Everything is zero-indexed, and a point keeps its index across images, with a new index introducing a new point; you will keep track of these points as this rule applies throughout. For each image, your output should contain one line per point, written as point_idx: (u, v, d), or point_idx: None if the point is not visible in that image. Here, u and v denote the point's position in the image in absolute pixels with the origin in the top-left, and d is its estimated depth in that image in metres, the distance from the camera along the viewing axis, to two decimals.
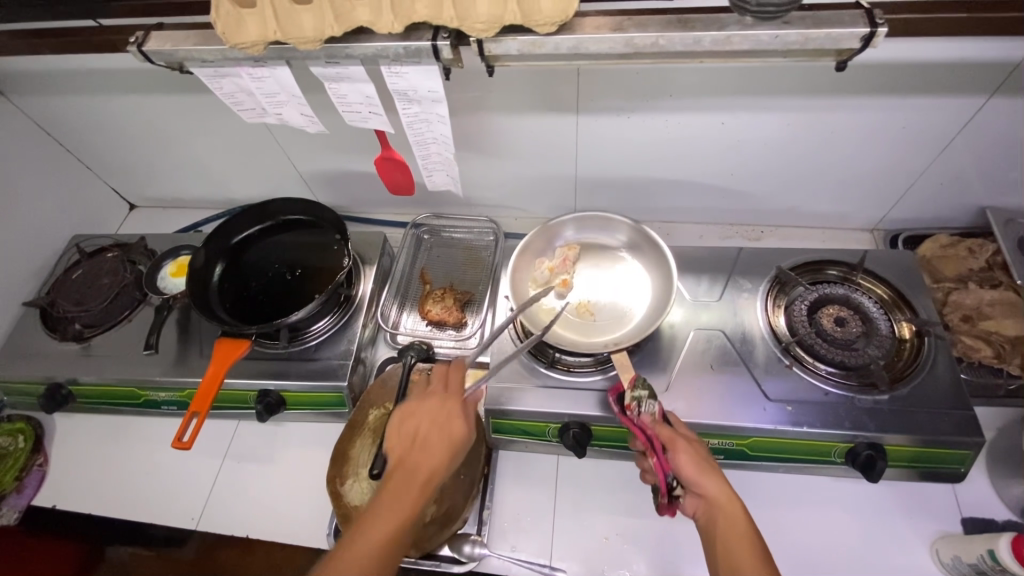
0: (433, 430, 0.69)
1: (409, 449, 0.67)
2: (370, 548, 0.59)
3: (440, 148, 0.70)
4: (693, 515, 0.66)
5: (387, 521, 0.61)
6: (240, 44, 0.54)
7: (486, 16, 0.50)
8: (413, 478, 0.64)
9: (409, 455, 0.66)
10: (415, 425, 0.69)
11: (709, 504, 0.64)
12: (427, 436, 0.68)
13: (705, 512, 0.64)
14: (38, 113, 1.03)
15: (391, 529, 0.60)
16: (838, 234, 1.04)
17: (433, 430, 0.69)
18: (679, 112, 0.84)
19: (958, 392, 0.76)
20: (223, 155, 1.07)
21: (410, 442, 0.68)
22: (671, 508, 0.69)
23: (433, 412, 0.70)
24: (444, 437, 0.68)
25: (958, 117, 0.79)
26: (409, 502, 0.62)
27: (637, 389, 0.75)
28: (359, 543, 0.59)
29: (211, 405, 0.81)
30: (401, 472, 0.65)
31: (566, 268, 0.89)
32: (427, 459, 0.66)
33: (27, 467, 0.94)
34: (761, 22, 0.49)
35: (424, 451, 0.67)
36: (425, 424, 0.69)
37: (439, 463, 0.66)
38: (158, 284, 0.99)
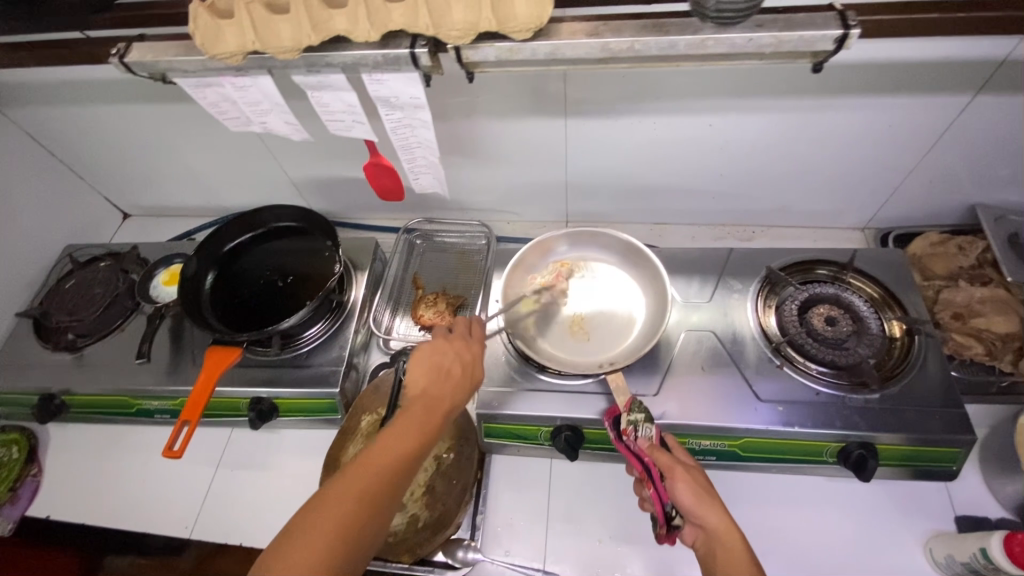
0: (456, 365, 0.68)
1: (431, 380, 0.66)
2: (387, 462, 0.58)
3: (425, 153, 0.70)
4: (692, 546, 0.63)
5: (407, 441, 0.60)
6: (219, 55, 0.55)
7: (461, 24, 0.51)
8: (434, 408, 0.63)
9: (431, 386, 0.65)
10: (438, 358, 0.68)
11: (708, 536, 0.61)
12: (451, 371, 0.67)
13: (704, 545, 0.61)
14: (29, 125, 1.03)
15: (410, 451, 0.60)
16: (830, 233, 1.04)
17: (457, 365, 0.68)
18: (666, 114, 0.84)
19: (949, 391, 0.76)
20: (215, 163, 1.08)
21: (432, 373, 0.67)
22: (671, 539, 0.65)
23: (456, 349, 0.69)
24: (465, 376, 0.68)
25: (943, 115, 0.79)
26: (429, 429, 0.62)
27: (633, 412, 0.74)
28: (375, 456, 0.58)
29: (202, 413, 0.81)
30: (423, 400, 0.64)
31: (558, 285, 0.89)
32: (449, 394, 0.65)
33: (22, 477, 0.94)
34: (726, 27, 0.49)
35: (447, 384, 0.66)
36: (449, 359, 0.68)
37: (459, 400, 0.66)
38: (151, 293, 0.99)
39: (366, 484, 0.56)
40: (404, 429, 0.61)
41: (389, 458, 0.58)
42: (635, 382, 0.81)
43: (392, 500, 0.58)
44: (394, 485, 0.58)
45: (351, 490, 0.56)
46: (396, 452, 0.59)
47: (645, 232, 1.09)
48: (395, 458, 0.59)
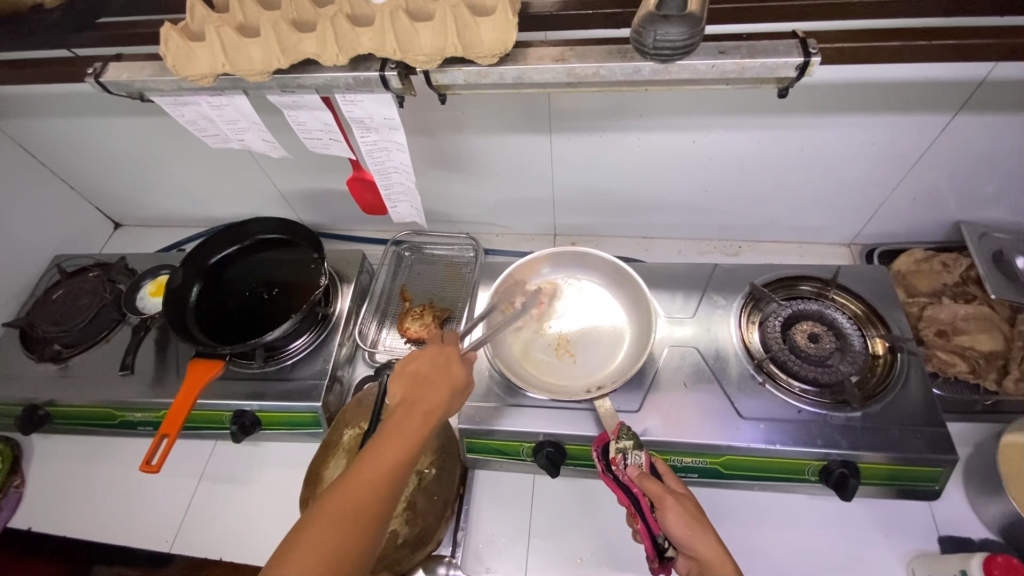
0: (434, 371, 0.68)
1: (410, 389, 0.66)
2: (373, 473, 0.58)
3: (401, 177, 0.71)
4: None
5: (392, 448, 0.59)
6: (190, 76, 0.55)
7: (428, 49, 0.52)
8: (416, 412, 0.63)
9: (412, 393, 0.65)
10: (415, 368, 0.68)
11: (702, 566, 0.60)
12: (428, 377, 0.67)
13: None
14: (18, 136, 1.04)
15: (396, 458, 0.59)
16: (816, 249, 1.04)
17: (433, 370, 0.68)
18: (648, 131, 0.85)
19: (932, 410, 0.76)
20: (204, 174, 1.08)
21: (411, 382, 0.67)
22: (665, 570, 0.65)
23: (433, 356, 0.69)
24: (445, 378, 0.67)
25: (924, 134, 0.79)
26: (414, 433, 0.61)
27: (621, 439, 0.72)
28: (362, 469, 0.58)
29: (181, 427, 0.81)
30: (404, 408, 0.63)
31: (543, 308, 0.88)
32: (430, 396, 0.65)
33: (5, 488, 0.93)
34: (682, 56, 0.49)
35: (427, 390, 0.66)
36: (427, 367, 0.68)
37: (443, 401, 0.65)
38: (137, 304, 0.99)
39: (354, 498, 0.56)
40: (388, 438, 0.60)
41: (375, 469, 0.58)
42: (619, 399, 0.81)
43: (383, 508, 0.57)
44: (383, 494, 0.58)
45: (338, 505, 0.56)
46: (381, 461, 0.58)
47: (631, 246, 1.09)
48: (381, 468, 0.58)
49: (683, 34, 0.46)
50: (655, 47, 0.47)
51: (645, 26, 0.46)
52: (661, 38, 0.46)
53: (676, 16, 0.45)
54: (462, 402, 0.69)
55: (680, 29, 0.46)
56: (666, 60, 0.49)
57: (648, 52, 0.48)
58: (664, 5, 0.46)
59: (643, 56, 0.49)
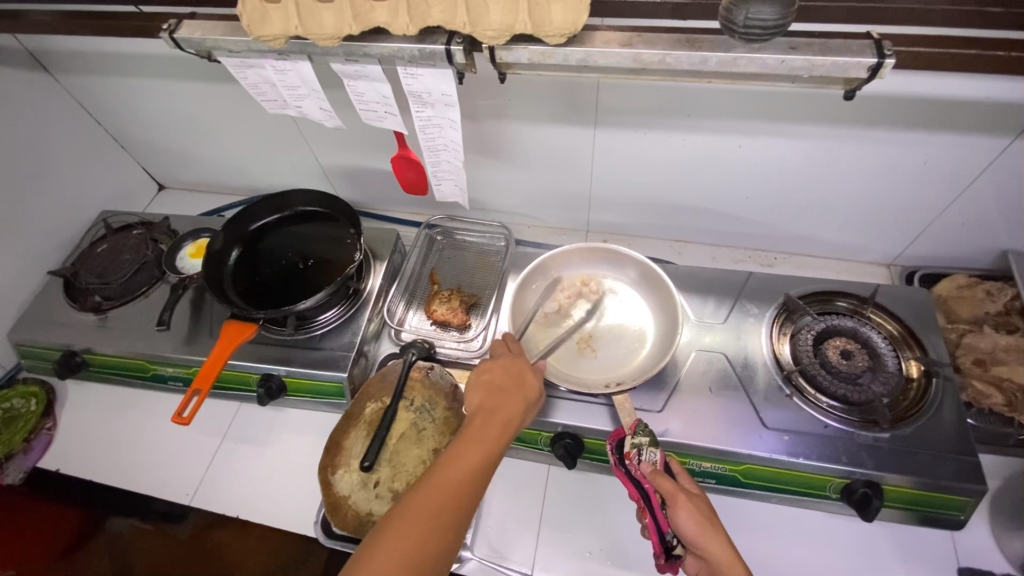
0: (510, 382, 0.69)
1: (487, 398, 0.67)
2: (456, 479, 0.59)
3: (450, 156, 0.72)
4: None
5: (471, 455, 0.61)
6: (262, 37, 0.57)
7: (497, 24, 0.52)
8: (494, 421, 0.64)
9: (489, 402, 0.67)
10: (489, 376, 0.70)
11: (712, 567, 0.60)
12: (504, 386, 0.69)
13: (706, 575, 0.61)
14: (79, 92, 1.08)
15: (476, 467, 0.61)
16: (854, 266, 1.02)
17: (509, 381, 0.69)
18: (695, 132, 0.84)
19: (964, 438, 0.74)
20: (249, 144, 1.11)
21: (487, 390, 0.68)
22: (671, 569, 0.65)
23: (507, 366, 0.71)
24: (520, 390, 0.68)
25: (982, 156, 0.77)
26: (492, 443, 0.63)
27: (637, 435, 0.71)
28: (442, 474, 0.60)
29: (213, 383, 0.84)
30: (483, 414, 0.65)
31: (567, 302, 0.89)
32: (508, 407, 0.66)
33: (36, 430, 0.97)
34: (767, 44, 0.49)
35: (504, 399, 0.67)
36: (502, 376, 0.70)
37: (519, 412, 0.67)
38: (177, 264, 1.02)
39: (436, 501, 0.58)
40: (469, 445, 0.62)
41: (460, 473, 0.60)
42: (640, 397, 0.81)
43: (462, 516, 0.59)
44: (466, 500, 0.59)
45: (423, 507, 0.57)
46: (460, 468, 0.60)
47: (663, 248, 1.08)
48: (464, 476, 0.60)
49: (775, 13, 0.46)
50: (745, 25, 0.47)
51: (737, 4, 0.47)
52: (753, 17, 0.46)
53: None
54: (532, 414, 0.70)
55: (774, 8, 0.46)
56: (753, 42, 0.48)
57: (735, 31, 0.48)
58: None
59: (730, 38, 0.49)
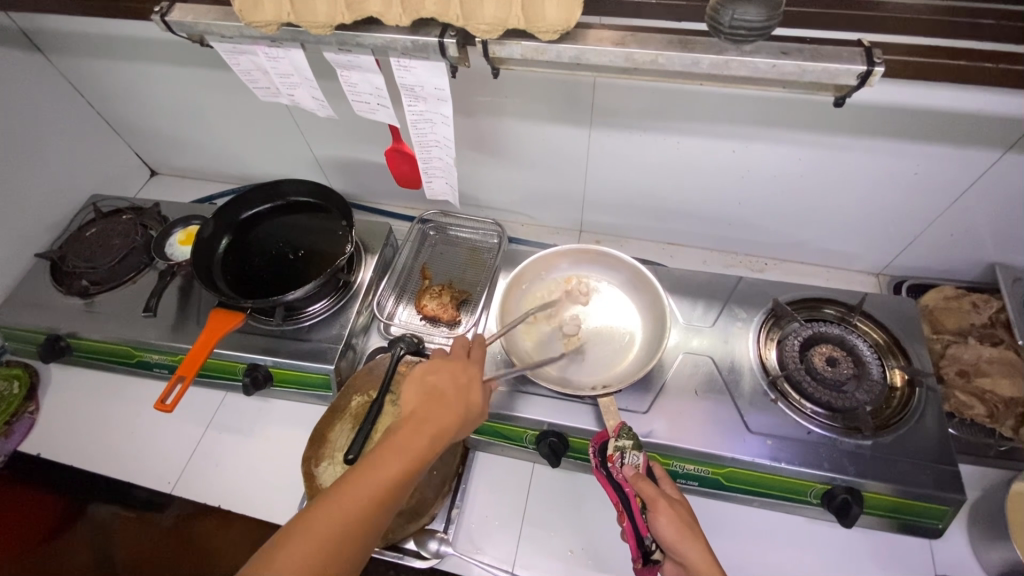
0: (451, 389, 0.67)
1: (423, 404, 0.65)
2: (370, 487, 0.57)
3: (441, 153, 0.72)
4: None
5: (389, 463, 0.59)
6: (255, 23, 0.56)
7: (491, 18, 0.52)
8: (425, 430, 0.62)
9: (424, 408, 0.65)
10: (432, 380, 0.68)
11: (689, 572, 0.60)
12: (444, 394, 0.66)
13: None
14: (71, 73, 1.07)
15: (392, 476, 0.59)
16: (843, 274, 1.03)
17: (451, 389, 0.67)
18: (690, 136, 0.85)
19: (944, 447, 0.74)
20: (243, 131, 1.10)
21: (426, 395, 0.66)
22: (650, 573, 0.66)
23: (454, 372, 0.69)
24: (460, 400, 0.66)
25: (971, 169, 0.78)
26: (416, 454, 0.60)
27: (621, 438, 0.72)
28: (357, 482, 0.57)
29: (197, 371, 0.83)
30: (413, 423, 0.63)
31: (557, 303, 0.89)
32: (441, 418, 0.64)
33: (18, 413, 0.96)
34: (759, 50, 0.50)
35: (439, 408, 0.65)
36: (444, 382, 0.67)
37: (454, 424, 0.64)
38: (166, 250, 1.01)
39: (341, 513, 0.56)
40: (390, 452, 0.60)
41: (374, 481, 0.58)
42: (626, 398, 0.81)
43: (368, 528, 0.57)
44: (377, 509, 0.57)
45: (325, 517, 0.55)
46: (377, 478, 0.58)
47: (655, 251, 1.09)
48: (378, 485, 0.58)
49: (761, 15, 0.47)
50: (730, 26, 0.47)
51: (724, 4, 0.47)
52: (738, 18, 0.47)
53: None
54: (473, 425, 0.68)
55: (759, 9, 0.47)
56: (739, 42, 0.49)
57: (722, 32, 0.49)
58: None
59: (717, 38, 0.50)
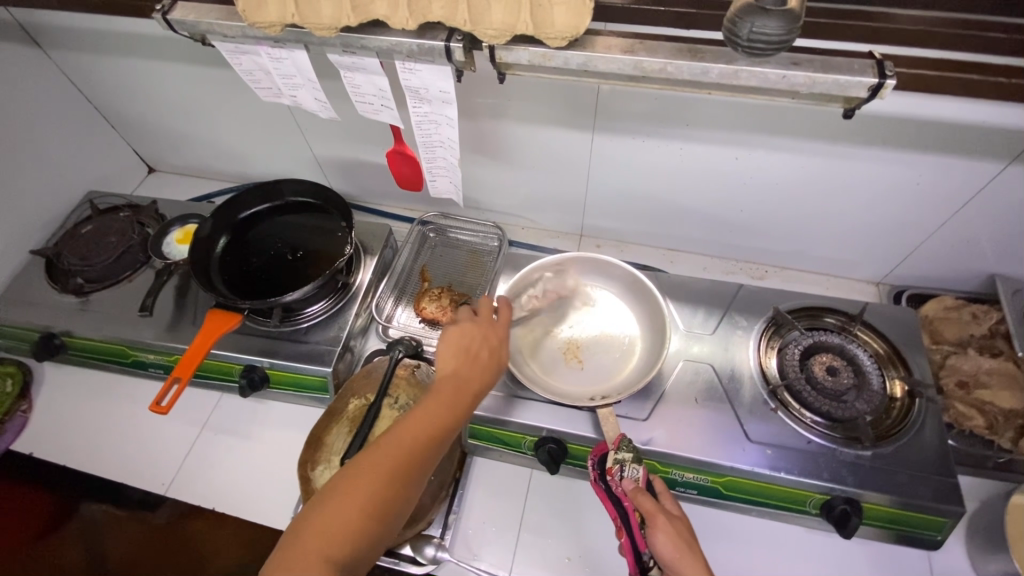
0: (484, 349, 0.68)
1: (460, 363, 0.66)
2: (414, 445, 0.60)
3: (445, 154, 0.71)
4: None
5: (436, 417, 0.61)
6: (258, 23, 0.56)
7: (499, 24, 0.51)
8: (464, 389, 0.64)
9: (461, 367, 0.65)
10: (466, 341, 0.68)
11: None
12: (479, 354, 0.67)
13: None
14: (69, 68, 1.05)
15: (435, 433, 0.61)
16: (843, 283, 1.03)
17: (484, 350, 0.68)
18: (693, 142, 0.84)
19: (944, 459, 0.74)
20: (243, 130, 1.09)
21: (461, 354, 0.66)
22: None
23: (484, 333, 0.69)
24: (492, 360, 0.67)
25: (974, 180, 0.78)
26: (455, 411, 0.62)
27: (620, 450, 0.72)
28: (401, 440, 0.60)
29: (194, 372, 0.82)
30: (453, 381, 0.64)
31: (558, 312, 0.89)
32: (479, 379, 0.65)
33: (11, 412, 0.95)
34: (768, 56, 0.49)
35: (475, 368, 0.66)
36: (479, 344, 0.68)
37: (489, 383, 0.66)
38: (163, 249, 1.00)
39: (389, 468, 0.58)
40: (433, 409, 0.62)
41: (419, 439, 0.60)
42: (625, 405, 0.81)
43: (413, 483, 0.60)
44: (422, 464, 0.60)
45: (376, 471, 0.58)
46: (426, 432, 0.60)
47: (655, 256, 1.08)
48: (422, 443, 0.60)
49: (780, 28, 0.46)
50: (749, 39, 0.47)
51: (743, 17, 0.46)
52: (757, 30, 0.46)
53: (777, 10, 0.46)
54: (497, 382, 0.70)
55: (779, 21, 0.46)
56: (758, 55, 0.49)
57: (740, 44, 0.48)
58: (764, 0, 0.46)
59: (735, 50, 0.49)
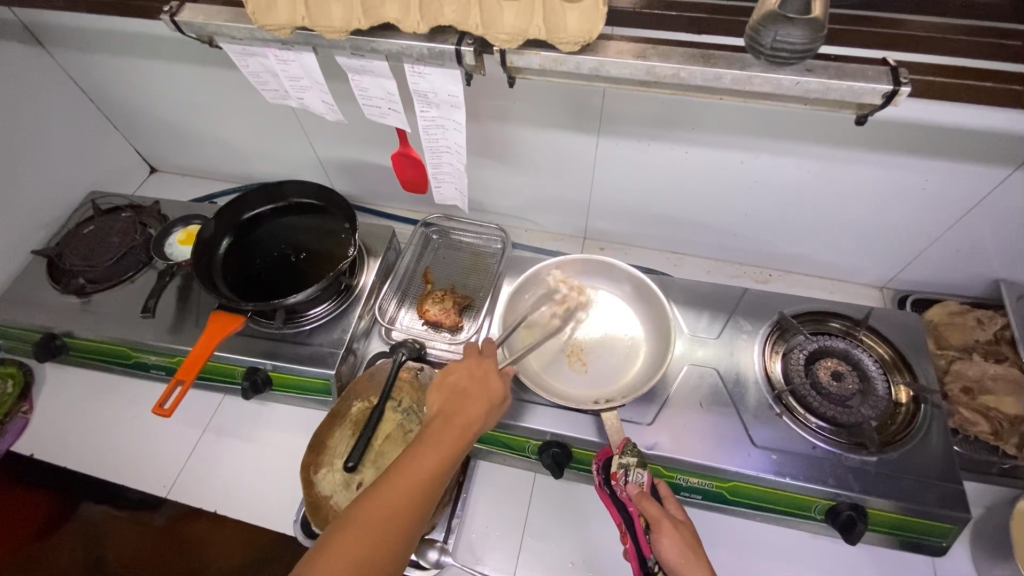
0: (472, 384, 0.68)
1: (447, 401, 0.67)
2: (407, 487, 0.59)
3: (452, 159, 0.71)
4: None
5: (428, 457, 0.61)
6: (268, 26, 0.56)
7: (511, 28, 0.51)
8: (453, 424, 0.64)
9: (449, 405, 0.66)
10: (452, 380, 0.69)
11: None
12: (466, 390, 0.68)
13: None
14: (72, 68, 1.05)
15: (427, 473, 0.60)
16: (848, 287, 1.03)
17: (473, 384, 0.68)
18: (699, 146, 0.84)
19: (949, 466, 0.74)
20: (246, 131, 1.09)
21: (448, 394, 0.68)
22: None
23: (471, 369, 0.70)
24: (482, 393, 0.67)
25: (980, 186, 0.78)
26: (447, 448, 0.62)
27: (625, 454, 0.71)
28: (393, 483, 0.59)
29: (197, 375, 0.82)
30: (440, 419, 0.64)
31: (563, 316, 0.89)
32: (469, 410, 0.65)
33: (11, 413, 0.95)
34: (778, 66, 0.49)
35: (465, 403, 0.66)
36: (465, 380, 0.69)
37: (481, 414, 0.66)
38: (166, 250, 0.99)
39: (382, 513, 0.57)
40: (423, 450, 0.61)
41: (411, 482, 0.59)
42: (629, 410, 0.80)
43: (411, 527, 0.58)
44: (418, 507, 0.58)
45: (369, 518, 0.56)
46: (418, 473, 0.60)
47: (659, 259, 1.08)
48: (415, 484, 0.59)
49: (803, 38, 0.45)
50: (772, 47, 0.46)
51: (765, 26, 0.46)
52: (780, 40, 0.45)
53: (801, 19, 0.45)
54: (498, 417, 0.69)
55: (802, 31, 0.45)
56: (780, 63, 0.48)
57: (762, 53, 0.48)
58: (787, 7, 0.45)
59: (756, 58, 0.49)
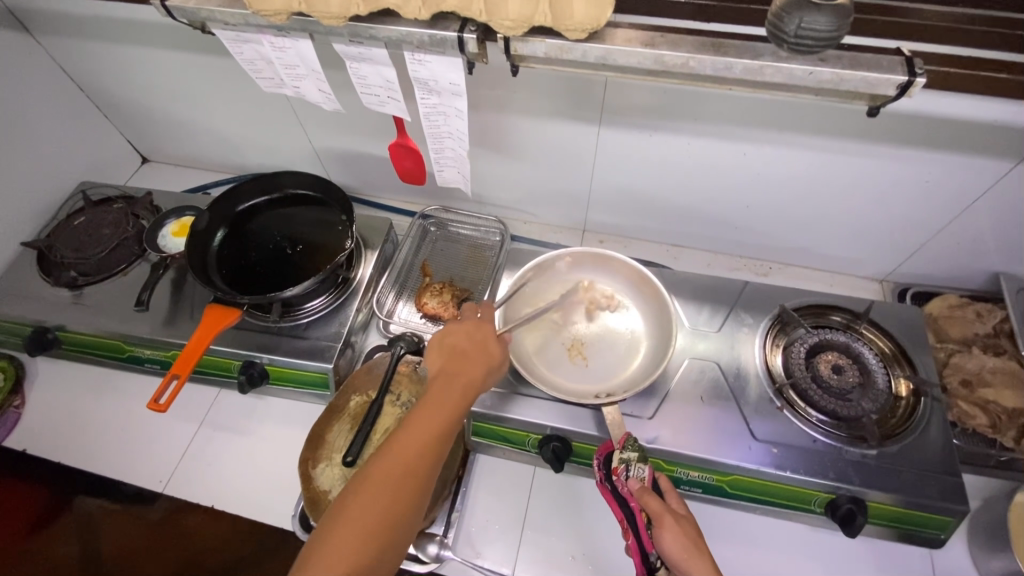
0: (471, 346, 0.67)
1: (447, 363, 0.66)
2: (410, 455, 0.58)
3: (454, 145, 0.70)
4: None
5: (428, 423, 0.60)
6: (263, 11, 0.54)
7: (516, 14, 0.50)
8: (453, 387, 0.63)
9: (449, 366, 0.65)
10: (451, 342, 0.68)
11: None
12: (465, 352, 0.66)
13: None
14: (60, 54, 1.02)
15: (429, 439, 0.59)
16: (848, 281, 1.02)
17: (471, 346, 0.67)
18: (701, 137, 0.83)
19: (949, 458, 0.74)
20: (240, 120, 1.07)
21: (448, 355, 0.67)
22: None
23: (469, 331, 0.69)
24: (482, 355, 0.66)
25: (983, 179, 0.77)
26: (447, 412, 0.61)
27: (626, 449, 0.70)
28: (397, 452, 0.58)
29: (193, 369, 0.81)
30: (440, 382, 0.63)
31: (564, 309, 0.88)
32: (468, 372, 0.64)
33: (4, 408, 0.93)
34: (797, 55, 0.48)
35: (464, 365, 0.65)
36: (465, 342, 0.68)
37: (479, 376, 0.65)
38: (159, 242, 0.98)
39: (388, 483, 0.57)
40: (424, 415, 0.61)
41: (414, 448, 0.59)
42: (630, 404, 0.80)
43: (418, 495, 0.58)
44: (423, 474, 0.59)
45: (376, 489, 0.56)
46: (419, 439, 0.59)
47: (659, 252, 1.07)
48: (417, 451, 0.59)
49: (829, 24, 0.45)
50: (796, 35, 0.46)
51: (789, 13, 0.46)
52: (805, 27, 0.45)
53: (827, 6, 0.45)
54: (497, 377, 0.69)
55: (828, 18, 0.45)
56: (802, 53, 0.48)
57: (786, 42, 0.47)
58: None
59: (779, 48, 0.48)
